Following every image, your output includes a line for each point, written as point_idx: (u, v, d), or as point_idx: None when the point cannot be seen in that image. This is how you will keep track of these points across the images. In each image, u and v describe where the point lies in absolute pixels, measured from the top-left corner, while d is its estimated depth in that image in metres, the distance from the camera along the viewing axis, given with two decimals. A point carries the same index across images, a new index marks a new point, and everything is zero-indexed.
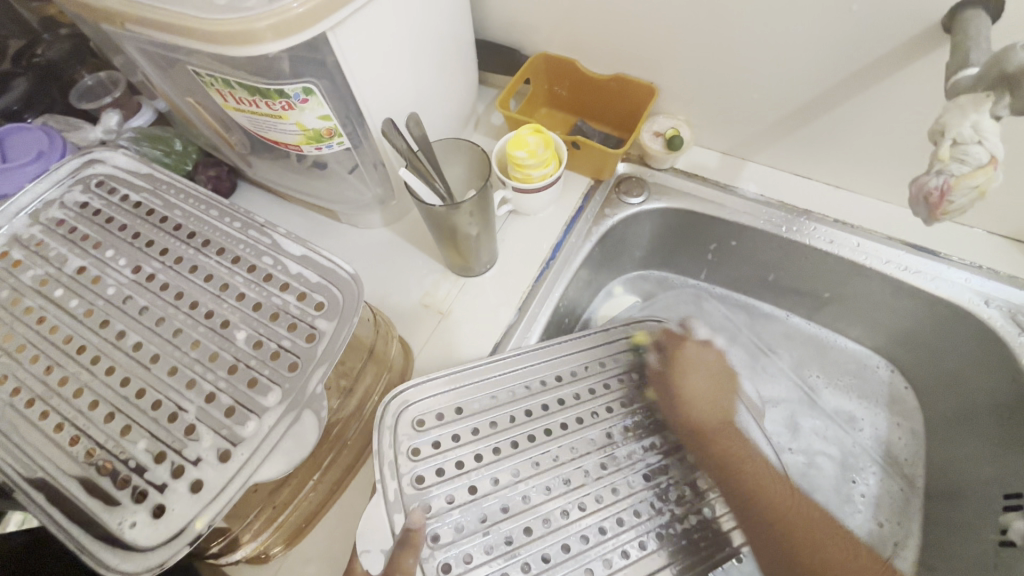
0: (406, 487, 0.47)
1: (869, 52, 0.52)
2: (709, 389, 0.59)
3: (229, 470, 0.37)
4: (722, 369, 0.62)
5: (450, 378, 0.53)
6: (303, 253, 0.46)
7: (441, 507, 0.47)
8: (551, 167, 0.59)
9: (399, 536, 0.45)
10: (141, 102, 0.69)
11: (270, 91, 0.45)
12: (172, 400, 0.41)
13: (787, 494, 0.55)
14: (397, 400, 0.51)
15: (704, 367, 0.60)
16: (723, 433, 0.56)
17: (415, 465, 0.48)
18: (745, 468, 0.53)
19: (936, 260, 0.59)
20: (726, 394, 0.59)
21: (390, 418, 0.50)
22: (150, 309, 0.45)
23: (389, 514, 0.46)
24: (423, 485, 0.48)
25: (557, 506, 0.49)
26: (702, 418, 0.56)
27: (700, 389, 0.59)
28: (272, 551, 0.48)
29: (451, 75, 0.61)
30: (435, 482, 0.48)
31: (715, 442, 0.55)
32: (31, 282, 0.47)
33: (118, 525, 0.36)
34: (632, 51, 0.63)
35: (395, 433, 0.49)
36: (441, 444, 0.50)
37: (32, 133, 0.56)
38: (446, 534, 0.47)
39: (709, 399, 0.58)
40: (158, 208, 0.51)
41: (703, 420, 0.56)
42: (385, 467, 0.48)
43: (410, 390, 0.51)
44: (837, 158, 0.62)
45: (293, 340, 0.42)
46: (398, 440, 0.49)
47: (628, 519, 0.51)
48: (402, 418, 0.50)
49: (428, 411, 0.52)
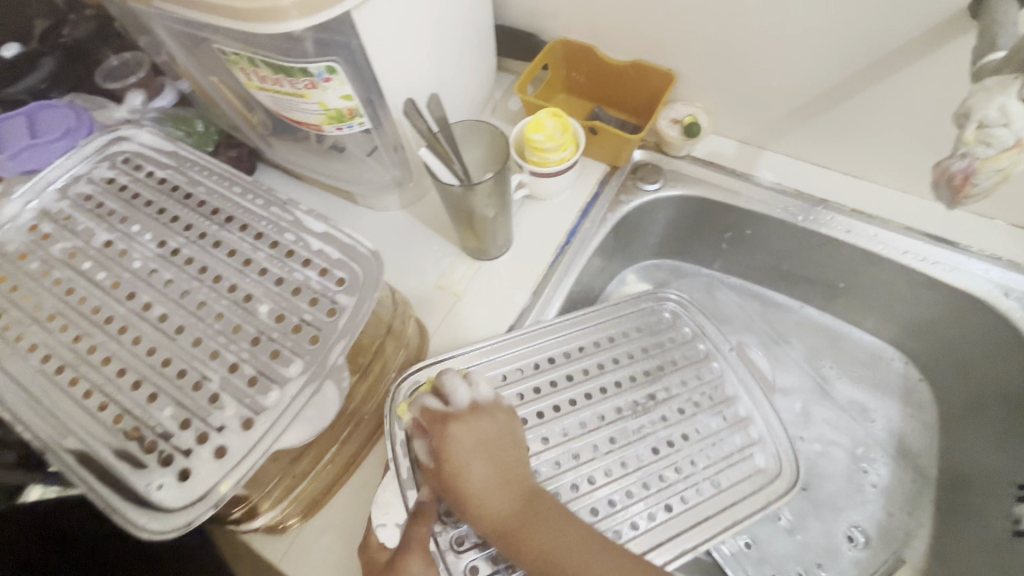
0: (416, 466, 0.48)
1: (893, 39, 0.51)
2: (492, 475, 0.44)
3: (252, 437, 0.38)
4: (511, 435, 0.46)
5: (460, 358, 0.54)
6: (324, 231, 0.47)
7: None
8: (568, 151, 0.59)
9: (411, 510, 0.46)
10: (163, 83, 0.70)
11: (295, 70, 0.46)
12: (196, 369, 0.41)
13: (791, 469, 0.55)
14: (405, 382, 0.52)
15: (469, 449, 0.44)
16: (530, 534, 0.43)
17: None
18: (577, 574, 0.42)
19: (956, 251, 0.58)
20: (517, 473, 0.45)
21: (400, 396, 0.51)
22: (175, 283, 0.46)
23: (404, 492, 0.47)
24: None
25: (568, 480, 0.51)
26: (505, 514, 0.43)
27: (480, 479, 0.44)
28: (289, 522, 0.49)
29: (470, 58, 0.61)
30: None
31: (526, 547, 0.42)
32: (60, 254, 0.48)
33: (145, 487, 0.37)
34: (651, 37, 0.63)
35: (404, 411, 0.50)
36: None
37: (60, 110, 0.57)
38: (457, 509, 0.47)
39: (493, 489, 0.44)
40: (183, 185, 0.52)
41: (508, 518, 0.43)
42: (395, 446, 0.48)
43: (418, 369, 0.53)
44: (857, 147, 0.61)
45: (314, 314, 0.43)
46: (407, 418, 0.50)
47: (636, 492, 0.51)
48: (413, 397, 0.51)
49: None
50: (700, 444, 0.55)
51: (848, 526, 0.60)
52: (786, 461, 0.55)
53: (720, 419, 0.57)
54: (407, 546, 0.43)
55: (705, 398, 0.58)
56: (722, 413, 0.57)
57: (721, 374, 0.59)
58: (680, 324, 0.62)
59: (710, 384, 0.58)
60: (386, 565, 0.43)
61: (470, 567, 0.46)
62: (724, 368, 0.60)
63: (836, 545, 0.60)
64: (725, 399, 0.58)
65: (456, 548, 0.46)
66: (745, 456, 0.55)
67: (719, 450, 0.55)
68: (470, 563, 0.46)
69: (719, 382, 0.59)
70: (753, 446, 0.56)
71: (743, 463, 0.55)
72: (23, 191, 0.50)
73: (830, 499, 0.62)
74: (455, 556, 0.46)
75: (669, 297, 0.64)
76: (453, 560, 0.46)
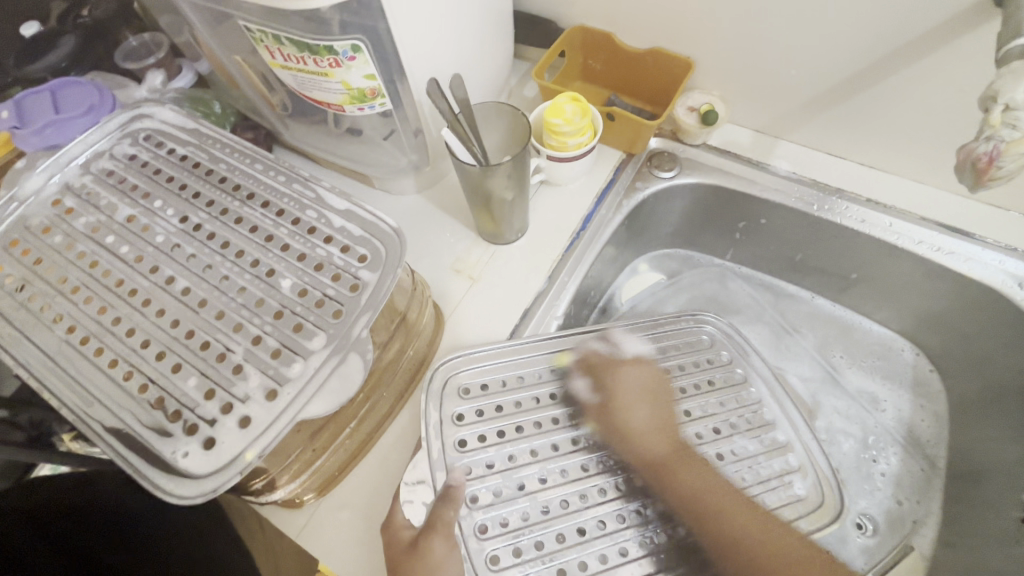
0: (448, 448, 0.49)
1: (915, 27, 0.51)
2: (654, 418, 0.55)
3: (277, 407, 0.39)
4: (664, 391, 0.57)
5: (498, 352, 0.54)
6: (346, 208, 0.47)
7: (480, 472, 0.49)
8: (586, 136, 0.60)
9: (440, 491, 0.47)
10: (182, 65, 0.70)
11: (319, 48, 0.46)
12: (220, 341, 0.42)
13: (834, 501, 0.55)
14: (443, 367, 0.53)
15: (633, 391, 0.56)
16: (682, 469, 0.52)
17: (458, 430, 0.50)
18: (722, 506, 0.51)
19: (970, 242, 0.59)
20: (671, 422, 0.55)
21: (437, 383, 0.52)
22: (197, 257, 0.46)
23: (434, 471, 0.48)
24: (465, 449, 0.49)
25: (595, 484, 0.50)
26: (658, 451, 0.53)
27: (643, 419, 0.55)
28: (305, 497, 0.50)
29: (489, 42, 0.61)
30: (475, 447, 0.49)
31: (680, 479, 0.52)
32: (83, 228, 0.48)
33: (171, 454, 0.38)
34: (669, 24, 0.63)
35: (441, 397, 0.51)
36: (485, 413, 0.51)
37: (84, 87, 0.57)
38: (484, 497, 0.48)
39: (654, 428, 0.55)
40: (204, 161, 0.52)
41: (659, 454, 0.53)
42: (429, 427, 0.50)
43: (457, 358, 0.53)
44: (873, 138, 0.61)
45: (337, 289, 0.43)
46: (444, 404, 0.51)
47: (665, 505, 0.51)
48: (450, 383, 0.52)
49: (473, 380, 0.53)
50: (735, 465, 0.55)
51: (857, 514, 0.61)
52: (828, 491, 0.56)
53: (756, 443, 0.57)
54: (432, 526, 0.45)
55: (742, 421, 0.58)
56: (759, 438, 0.57)
57: (745, 380, 0.60)
58: (719, 347, 0.62)
59: (749, 409, 0.58)
60: (409, 547, 0.44)
61: (490, 558, 0.46)
62: (750, 375, 0.60)
63: (845, 532, 0.60)
64: (764, 424, 0.58)
65: (478, 536, 0.46)
66: (785, 483, 0.55)
67: (756, 474, 0.56)
68: (490, 552, 0.46)
69: (745, 387, 0.60)
70: (793, 473, 0.56)
71: (783, 490, 0.55)
72: (46, 166, 0.50)
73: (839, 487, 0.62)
74: (477, 542, 0.46)
75: (707, 320, 0.64)
76: (475, 547, 0.46)
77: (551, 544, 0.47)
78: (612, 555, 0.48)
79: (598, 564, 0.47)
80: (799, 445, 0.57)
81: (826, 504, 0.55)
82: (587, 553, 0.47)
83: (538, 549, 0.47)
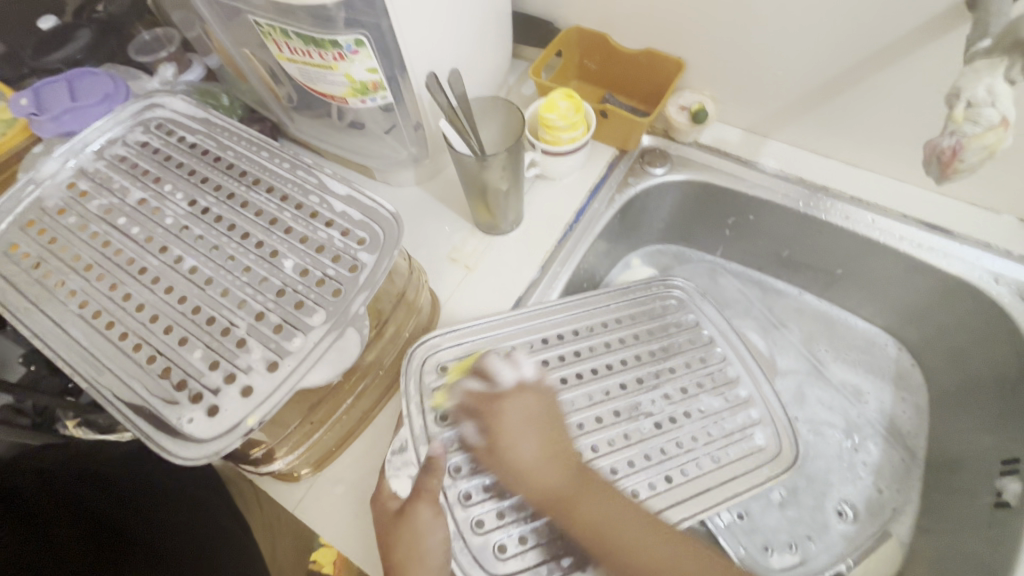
0: (430, 423, 0.51)
1: (892, 30, 0.53)
2: (541, 446, 0.50)
3: (278, 377, 0.41)
4: (557, 412, 0.53)
5: (472, 330, 0.57)
6: (347, 193, 0.49)
7: (463, 442, 0.51)
8: (579, 131, 0.62)
9: (422, 463, 0.49)
10: (192, 59, 0.74)
11: (324, 42, 0.49)
12: (224, 317, 0.44)
13: (790, 450, 0.57)
14: (421, 347, 0.55)
15: (518, 421, 0.51)
16: (580, 501, 0.48)
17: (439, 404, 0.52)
18: (627, 547, 0.46)
19: (949, 238, 0.61)
20: (566, 449, 0.51)
21: (416, 363, 0.54)
22: (205, 238, 0.48)
23: (416, 446, 0.50)
24: (445, 422, 0.51)
25: (571, 447, 0.52)
26: (555, 483, 0.49)
27: (529, 451, 0.50)
28: (300, 472, 0.52)
29: (487, 40, 0.64)
30: (456, 419, 0.52)
31: (581, 514, 0.47)
32: (97, 210, 0.51)
33: (177, 420, 0.40)
34: (662, 25, 0.66)
35: (422, 376, 0.54)
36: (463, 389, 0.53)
37: (99, 77, 0.60)
38: (466, 467, 0.50)
39: (546, 460, 0.50)
40: (212, 149, 0.54)
41: (557, 486, 0.48)
42: (411, 403, 0.52)
43: (435, 338, 0.55)
44: (856, 137, 0.64)
45: (337, 270, 0.45)
46: (424, 384, 0.53)
47: (639, 462, 0.53)
48: (429, 361, 0.54)
49: (452, 359, 0.55)
50: (702, 420, 0.57)
51: (838, 501, 0.63)
52: (786, 443, 0.57)
53: (721, 400, 0.59)
54: (418, 493, 0.47)
55: (707, 380, 0.60)
56: (723, 395, 0.59)
57: (711, 339, 0.63)
58: (685, 311, 0.65)
59: (714, 367, 0.61)
60: (396, 513, 0.47)
61: (474, 521, 0.48)
62: (715, 334, 0.63)
63: (826, 519, 0.62)
64: (728, 381, 0.60)
65: (463, 503, 0.49)
66: (745, 436, 0.57)
67: (721, 428, 0.57)
68: (475, 517, 0.48)
69: (710, 348, 0.62)
70: (754, 425, 0.58)
71: (743, 442, 0.57)
72: (62, 151, 0.53)
73: (822, 475, 0.64)
74: (461, 510, 0.48)
75: (675, 286, 0.66)
76: (459, 514, 0.48)
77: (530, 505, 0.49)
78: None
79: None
80: (761, 401, 0.59)
81: (782, 453, 0.57)
82: None
83: (520, 510, 0.49)
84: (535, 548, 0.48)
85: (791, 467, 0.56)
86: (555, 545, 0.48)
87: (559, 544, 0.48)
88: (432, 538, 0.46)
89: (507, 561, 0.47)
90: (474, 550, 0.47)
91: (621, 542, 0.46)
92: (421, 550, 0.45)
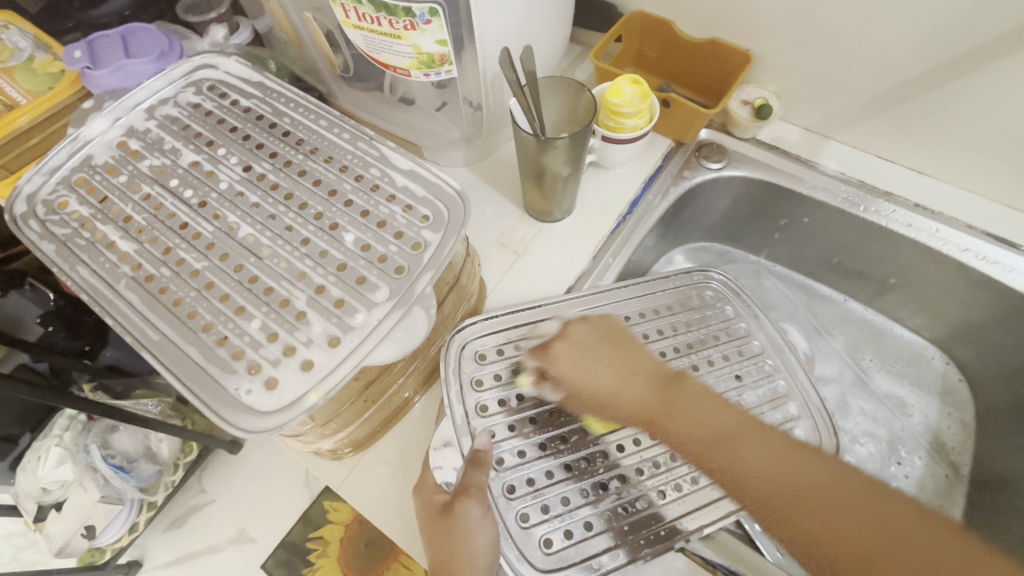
0: (471, 413, 0.50)
1: (984, 33, 0.51)
2: (618, 372, 0.53)
3: (339, 354, 0.40)
4: (616, 337, 0.55)
5: (511, 319, 0.55)
6: (410, 168, 0.48)
7: (504, 434, 0.49)
8: (642, 120, 0.60)
9: (468, 457, 0.47)
10: (239, 22, 0.71)
11: (397, 9, 0.47)
12: (283, 289, 0.42)
13: (832, 443, 0.56)
14: (459, 334, 0.53)
15: (579, 358, 0.53)
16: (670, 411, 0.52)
17: (479, 394, 0.51)
18: (747, 461, 0.50)
19: (1015, 253, 0.59)
20: (640, 367, 0.54)
21: (454, 351, 0.52)
22: (261, 206, 0.47)
23: (458, 438, 0.49)
24: (487, 413, 0.50)
25: (614, 441, 0.51)
26: (644, 402, 0.52)
27: (609, 379, 0.53)
28: (342, 451, 0.51)
29: (551, 17, 0.61)
30: (497, 411, 0.50)
31: (677, 427, 0.51)
32: (148, 170, 0.49)
33: (234, 390, 0.39)
34: (731, 14, 0.63)
35: (458, 364, 0.52)
36: (502, 377, 0.52)
37: (152, 34, 0.58)
38: (509, 458, 0.49)
39: (625, 381, 0.53)
40: (267, 114, 0.52)
41: (650, 404, 0.52)
42: (451, 392, 0.50)
43: (476, 323, 0.54)
44: (926, 144, 0.62)
45: (399, 247, 0.44)
46: (461, 371, 0.52)
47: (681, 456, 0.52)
48: (464, 352, 0.53)
49: (488, 346, 0.53)
50: None
51: None
52: (828, 440, 0.56)
53: (762, 393, 0.58)
54: (466, 490, 0.44)
55: (748, 373, 0.59)
56: (764, 388, 0.58)
57: (748, 332, 0.61)
58: (723, 303, 0.63)
59: (753, 361, 0.59)
60: (442, 510, 0.44)
61: (520, 515, 0.47)
62: (753, 328, 0.62)
63: None
64: (767, 375, 0.59)
65: (507, 495, 0.47)
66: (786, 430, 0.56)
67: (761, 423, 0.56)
68: (520, 510, 0.47)
69: (748, 340, 0.61)
70: (794, 420, 0.57)
71: None
72: (112, 108, 0.51)
73: None
74: (505, 502, 0.47)
75: (713, 276, 0.64)
76: (505, 506, 0.47)
77: (576, 499, 0.48)
78: (633, 506, 0.49)
79: (622, 516, 0.48)
80: (800, 393, 0.58)
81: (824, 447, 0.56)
82: (609, 506, 0.49)
83: (564, 504, 0.48)
84: (581, 542, 0.47)
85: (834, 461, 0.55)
86: (601, 538, 0.47)
87: (604, 540, 0.47)
88: (481, 537, 0.44)
89: (553, 556, 0.46)
90: (520, 545, 0.46)
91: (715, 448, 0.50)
92: (468, 550, 0.43)
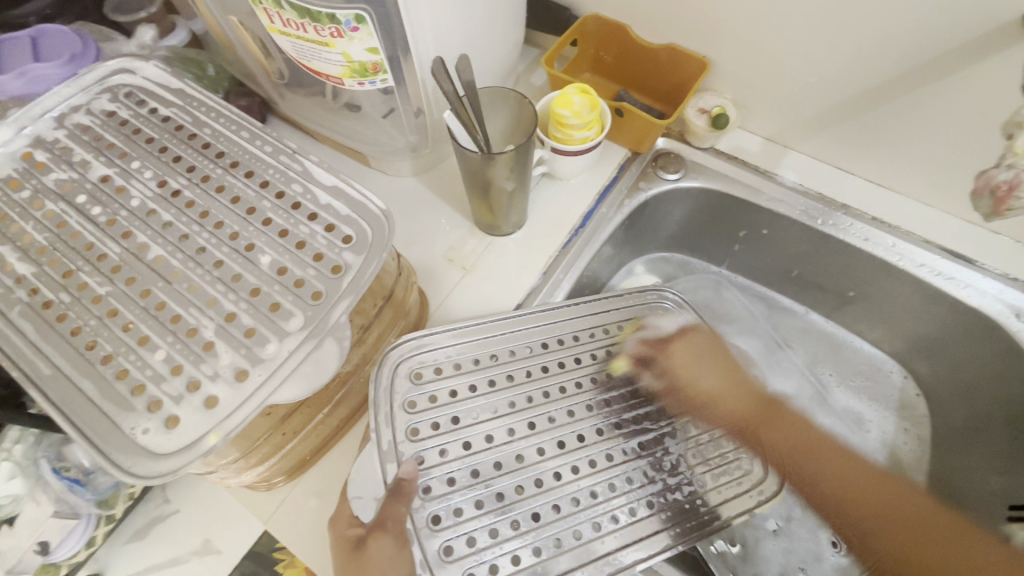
0: (400, 437, 0.47)
1: (938, 44, 0.50)
2: (719, 379, 0.62)
3: (246, 389, 0.37)
4: (727, 354, 0.64)
5: (450, 337, 0.52)
6: (334, 184, 0.45)
7: (434, 461, 0.47)
8: (593, 131, 0.58)
9: (390, 487, 0.45)
10: (175, 22, 0.67)
11: (321, 15, 0.44)
12: (191, 316, 0.40)
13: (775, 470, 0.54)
14: (397, 350, 0.50)
15: (691, 363, 0.61)
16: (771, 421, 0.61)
17: (411, 417, 0.48)
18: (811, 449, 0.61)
19: (970, 268, 0.58)
20: (738, 378, 0.63)
21: (388, 370, 0.49)
22: (174, 225, 0.43)
23: (383, 465, 0.46)
24: (418, 437, 0.47)
25: (551, 468, 0.49)
26: (739, 410, 0.60)
27: (710, 383, 0.61)
28: (274, 480, 0.49)
29: (501, 21, 0.59)
30: (430, 436, 0.48)
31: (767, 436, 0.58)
32: (54, 185, 0.45)
33: (130, 430, 0.36)
34: (687, 21, 0.61)
35: (392, 385, 0.49)
36: (438, 399, 0.50)
37: (65, 35, 0.54)
38: (437, 487, 0.46)
39: (726, 389, 0.61)
40: (187, 124, 0.49)
41: (745, 410, 0.60)
42: (380, 415, 0.47)
43: (412, 342, 0.51)
44: (883, 155, 0.60)
45: (317, 271, 0.41)
46: (394, 393, 0.49)
47: (619, 486, 0.50)
48: (399, 373, 0.50)
49: (426, 366, 0.51)
50: (687, 442, 0.54)
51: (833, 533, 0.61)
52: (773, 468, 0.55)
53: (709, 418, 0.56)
54: (382, 524, 0.44)
55: None
56: (714, 412, 0.56)
57: None
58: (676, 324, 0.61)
59: None
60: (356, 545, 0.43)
61: (443, 547, 0.44)
62: None
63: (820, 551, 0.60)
64: None
65: (431, 527, 0.45)
66: (732, 458, 0.54)
67: (705, 451, 0.55)
68: (444, 543, 0.45)
69: None
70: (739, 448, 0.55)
71: (730, 465, 0.54)
72: (15, 117, 0.46)
73: None
74: (430, 534, 0.45)
75: (668, 295, 0.62)
76: (427, 537, 0.44)
77: (506, 531, 0.46)
78: (565, 539, 0.47)
79: (552, 549, 0.46)
80: None
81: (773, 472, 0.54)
82: (542, 538, 0.46)
83: (493, 536, 0.46)
84: None
85: (780, 491, 0.54)
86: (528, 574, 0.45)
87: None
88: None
89: None
90: None
91: (798, 447, 0.60)
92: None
